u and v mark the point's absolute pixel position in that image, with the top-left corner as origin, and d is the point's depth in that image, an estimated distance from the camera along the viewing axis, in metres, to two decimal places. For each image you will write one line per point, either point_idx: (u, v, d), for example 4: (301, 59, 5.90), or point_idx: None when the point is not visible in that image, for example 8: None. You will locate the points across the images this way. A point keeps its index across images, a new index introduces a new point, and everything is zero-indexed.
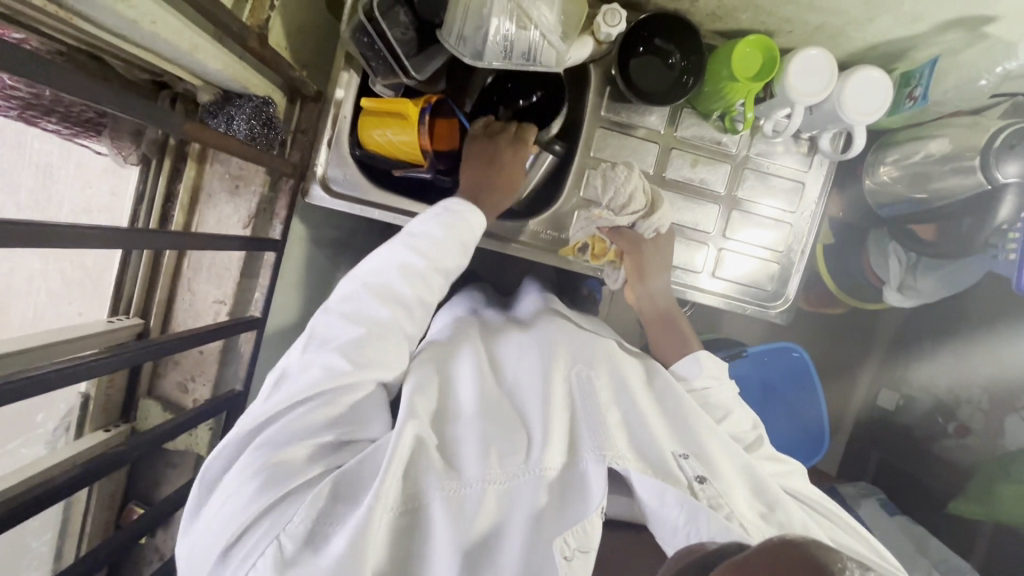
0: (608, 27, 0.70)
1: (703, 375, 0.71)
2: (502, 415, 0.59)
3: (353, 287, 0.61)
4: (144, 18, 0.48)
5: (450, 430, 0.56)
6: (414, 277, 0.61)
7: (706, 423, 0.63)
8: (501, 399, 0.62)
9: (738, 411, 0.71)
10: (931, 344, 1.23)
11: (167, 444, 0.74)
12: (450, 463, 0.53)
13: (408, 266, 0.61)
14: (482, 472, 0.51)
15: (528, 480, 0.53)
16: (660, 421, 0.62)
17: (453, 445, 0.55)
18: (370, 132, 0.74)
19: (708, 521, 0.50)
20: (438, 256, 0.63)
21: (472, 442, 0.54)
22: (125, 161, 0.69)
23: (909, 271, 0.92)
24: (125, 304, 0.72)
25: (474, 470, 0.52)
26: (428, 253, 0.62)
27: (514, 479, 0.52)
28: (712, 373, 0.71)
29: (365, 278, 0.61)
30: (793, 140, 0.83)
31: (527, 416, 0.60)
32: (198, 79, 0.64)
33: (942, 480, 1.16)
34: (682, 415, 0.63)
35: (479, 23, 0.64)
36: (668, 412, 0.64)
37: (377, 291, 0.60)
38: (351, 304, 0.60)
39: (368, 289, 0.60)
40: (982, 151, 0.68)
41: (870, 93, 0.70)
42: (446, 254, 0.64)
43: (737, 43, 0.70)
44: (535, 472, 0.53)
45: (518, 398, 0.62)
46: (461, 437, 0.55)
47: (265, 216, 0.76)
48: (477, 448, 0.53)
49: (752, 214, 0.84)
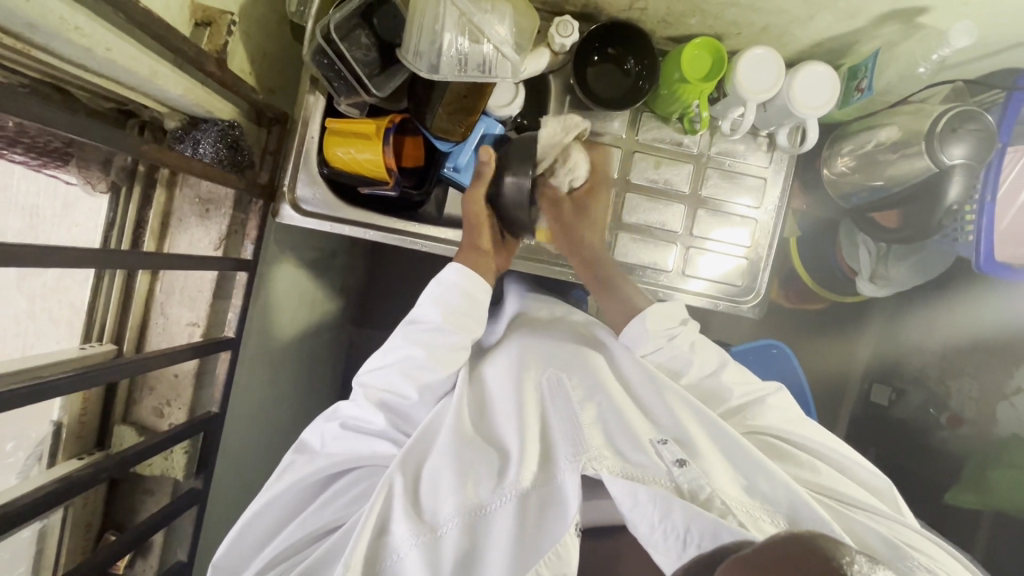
0: (560, 37, 0.73)
1: (654, 336, 0.69)
2: (480, 439, 0.63)
3: (384, 359, 0.68)
4: (97, 45, 0.50)
5: (428, 466, 0.61)
6: (440, 349, 0.66)
7: (686, 405, 0.65)
8: (482, 425, 0.66)
9: (700, 355, 0.72)
10: (919, 332, 1.21)
11: (143, 469, 0.74)
12: (428, 509, 0.57)
13: (430, 338, 0.66)
14: (456, 508, 0.56)
15: (503, 507, 0.56)
16: (638, 414, 0.64)
17: (434, 481, 0.59)
18: (334, 151, 0.76)
19: (682, 509, 0.52)
20: (455, 325, 0.66)
21: (447, 478, 0.58)
22: (94, 190, 0.69)
23: (880, 261, 0.95)
24: (97, 332, 0.72)
25: (449, 507, 0.57)
26: (447, 323, 0.66)
27: (489, 510, 0.56)
28: (661, 331, 0.70)
29: (395, 355, 0.67)
30: (753, 138, 0.85)
31: (503, 439, 0.63)
32: (163, 106, 0.66)
33: (938, 470, 1.16)
34: (660, 401, 0.66)
35: (434, 37, 0.66)
36: (644, 402, 0.66)
37: (409, 369, 0.65)
38: (385, 378, 0.67)
39: (397, 368, 0.66)
40: (927, 136, 0.70)
41: (816, 88, 0.72)
42: (463, 324, 0.67)
43: (685, 47, 0.73)
44: (509, 495, 0.57)
45: (495, 419, 0.66)
46: (438, 472, 0.60)
47: (236, 237, 0.76)
48: (454, 482, 0.58)
49: (721, 212, 0.86)
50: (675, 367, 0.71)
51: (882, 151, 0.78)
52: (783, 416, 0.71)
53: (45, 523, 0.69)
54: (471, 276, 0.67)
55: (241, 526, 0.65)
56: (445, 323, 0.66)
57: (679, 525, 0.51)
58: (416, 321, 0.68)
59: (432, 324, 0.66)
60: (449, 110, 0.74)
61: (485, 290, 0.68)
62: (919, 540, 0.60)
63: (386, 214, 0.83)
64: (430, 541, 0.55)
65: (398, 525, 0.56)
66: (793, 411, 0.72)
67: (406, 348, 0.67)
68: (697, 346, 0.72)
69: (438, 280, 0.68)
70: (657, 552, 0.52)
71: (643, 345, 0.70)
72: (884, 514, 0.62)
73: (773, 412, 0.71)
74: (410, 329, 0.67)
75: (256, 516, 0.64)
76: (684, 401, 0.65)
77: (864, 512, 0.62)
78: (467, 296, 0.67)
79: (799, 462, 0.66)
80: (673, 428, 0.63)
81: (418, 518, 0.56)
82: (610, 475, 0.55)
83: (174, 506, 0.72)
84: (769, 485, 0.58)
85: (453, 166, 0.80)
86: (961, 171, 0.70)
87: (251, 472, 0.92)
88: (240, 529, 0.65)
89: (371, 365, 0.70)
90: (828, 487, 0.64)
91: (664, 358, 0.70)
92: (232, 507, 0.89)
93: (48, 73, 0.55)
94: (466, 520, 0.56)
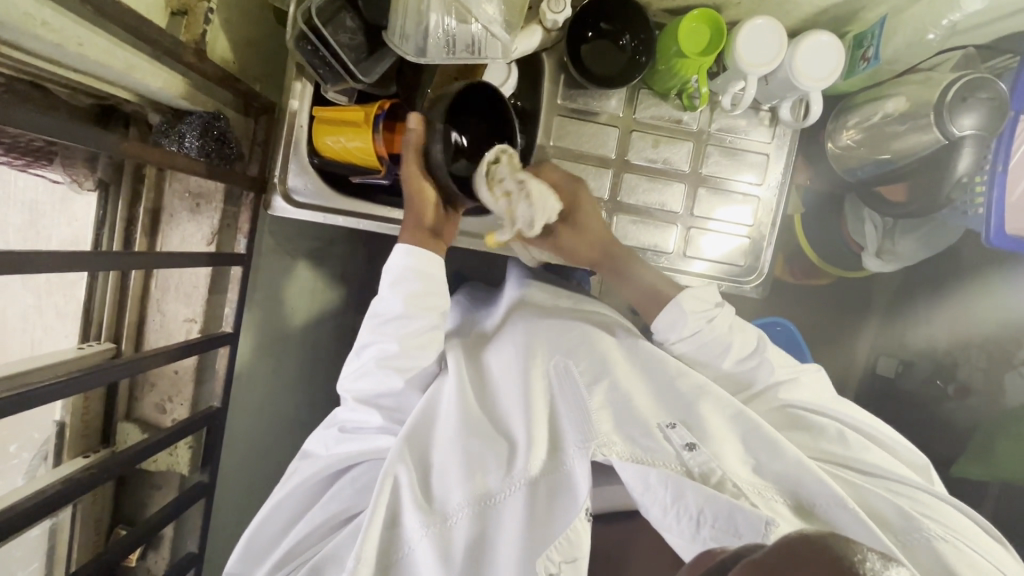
0: (552, 14, 0.71)
1: (692, 320, 0.70)
2: (486, 427, 0.62)
3: (362, 361, 0.68)
4: (69, 41, 0.48)
5: (435, 456, 0.61)
6: (408, 335, 0.66)
7: (695, 382, 0.65)
8: (488, 411, 0.66)
9: (738, 338, 0.72)
10: (926, 303, 1.20)
11: (149, 465, 0.75)
12: (435, 498, 0.57)
13: (396, 326, 0.66)
14: (464, 497, 0.56)
15: (513, 494, 0.56)
16: (646, 395, 0.64)
17: (442, 469, 0.59)
18: (323, 140, 0.74)
19: (694, 492, 0.52)
20: (419, 308, 0.65)
21: (455, 468, 0.58)
22: (81, 188, 0.68)
23: (886, 236, 0.94)
24: (95, 330, 0.72)
25: (458, 497, 0.57)
26: (409, 308, 0.65)
27: (499, 498, 0.57)
28: (699, 314, 0.70)
29: (369, 350, 0.67)
30: (754, 112, 0.82)
31: (509, 425, 0.63)
32: (145, 99, 0.64)
33: (943, 442, 1.16)
34: (668, 382, 0.66)
35: (419, 19, 0.63)
36: (654, 384, 0.66)
37: (383, 359, 0.65)
38: (365, 377, 0.67)
39: (373, 361, 0.66)
40: (936, 106, 0.68)
41: (821, 57, 0.69)
42: (425, 305, 0.66)
43: (682, 20, 0.70)
44: (518, 483, 0.57)
45: (502, 404, 0.66)
46: (446, 461, 0.59)
47: (229, 231, 0.76)
48: (462, 472, 0.58)
49: (724, 190, 0.84)
50: (710, 354, 0.71)
51: (889, 123, 0.76)
52: (815, 397, 0.71)
53: (55, 521, 0.70)
54: (421, 255, 0.65)
55: (260, 523, 0.66)
56: (407, 309, 0.65)
57: (692, 508, 0.52)
58: (378, 313, 0.67)
59: (394, 312, 0.65)
60: (441, 94, 0.74)
61: (437, 267, 0.67)
62: (937, 505, 0.59)
63: (381, 202, 0.81)
64: (441, 530, 0.55)
65: (409, 515, 0.56)
66: (825, 393, 0.73)
67: (377, 345, 0.66)
68: (734, 329, 0.72)
69: (389, 269, 0.67)
70: (670, 533, 0.53)
71: (679, 331, 0.70)
72: (908, 483, 0.62)
73: (807, 390, 0.71)
74: (374, 323, 0.67)
75: (272, 513, 0.66)
76: (698, 386, 0.64)
77: (891, 485, 0.62)
78: (423, 274, 0.66)
79: (825, 434, 0.66)
80: (683, 410, 0.63)
81: (428, 509, 0.56)
82: (621, 460, 0.55)
83: (182, 499, 0.73)
84: (777, 462, 0.58)
85: None
86: (972, 142, 0.69)
87: (259, 463, 0.93)
88: (260, 525, 0.66)
89: (350, 368, 0.69)
90: (846, 458, 0.64)
91: (695, 346, 0.71)
92: (242, 496, 0.91)
93: (23, 70, 0.53)
94: (477, 510, 0.56)
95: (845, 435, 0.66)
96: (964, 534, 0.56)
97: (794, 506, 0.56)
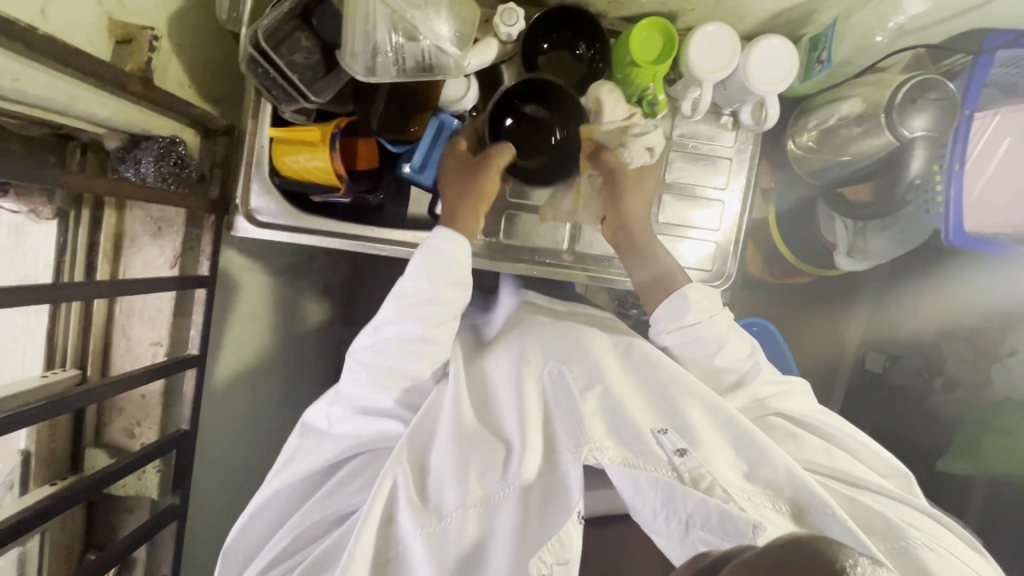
0: (506, 27, 0.71)
1: (694, 311, 0.71)
2: (482, 433, 0.62)
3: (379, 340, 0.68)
4: (6, 76, 0.49)
5: (433, 458, 0.61)
6: (433, 321, 0.67)
7: (687, 385, 0.65)
8: (484, 416, 0.66)
9: (733, 339, 0.73)
10: (907, 299, 1.20)
11: (117, 489, 0.75)
12: (430, 498, 0.57)
13: (423, 312, 0.67)
14: (460, 499, 0.56)
15: (507, 497, 0.56)
16: (639, 399, 0.64)
17: (437, 472, 0.59)
18: (284, 160, 0.74)
19: (684, 496, 0.51)
20: (449, 297, 0.68)
21: (449, 471, 0.58)
22: (39, 216, 0.69)
23: (857, 234, 0.93)
24: (59, 357, 0.72)
25: (452, 498, 0.57)
26: (440, 293, 0.67)
27: (494, 500, 0.56)
28: (704, 306, 0.72)
29: (388, 331, 0.68)
30: (716, 117, 0.82)
31: (504, 430, 0.63)
32: (99, 126, 0.64)
33: (929, 438, 1.16)
34: (662, 386, 0.65)
35: (367, 38, 0.64)
36: (646, 388, 0.66)
37: (403, 340, 0.66)
38: (381, 354, 0.67)
39: (394, 342, 0.67)
40: (886, 109, 0.69)
41: (775, 63, 0.69)
42: (456, 293, 0.68)
43: (634, 29, 0.71)
44: (513, 484, 0.57)
45: (496, 410, 0.66)
46: (442, 464, 0.60)
47: (191, 254, 0.76)
48: (456, 474, 0.58)
49: (690, 195, 0.84)
50: (703, 352, 0.72)
51: (845, 125, 0.76)
52: (805, 406, 0.71)
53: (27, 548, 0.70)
54: (457, 241, 0.68)
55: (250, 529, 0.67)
56: (438, 294, 0.67)
57: (682, 511, 0.51)
58: (406, 294, 0.68)
59: (424, 295, 0.67)
60: (400, 109, 0.73)
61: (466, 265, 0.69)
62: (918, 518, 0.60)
63: (346, 219, 0.82)
64: (435, 530, 0.55)
65: (404, 516, 0.56)
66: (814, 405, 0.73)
67: (399, 327, 0.67)
68: (731, 331, 0.73)
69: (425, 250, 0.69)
70: (660, 535, 0.52)
71: (680, 321, 0.72)
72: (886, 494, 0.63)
73: (799, 400, 0.72)
74: (401, 301, 0.68)
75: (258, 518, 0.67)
76: (689, 389, 0.64)
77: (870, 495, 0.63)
78: (456, 260, 0.68)
79: (811, 446, 0.66)
80: (674, 414, 0.63)
81: (423, 509, 0.56)
82: (612, 464, 0.55)
83: (154, 522, 0.73)
84: (767, 466, 0.58)
85: (411, 165, 0.76)
86: (924, 143, 0.69)
87: (238, 481, 0.93)
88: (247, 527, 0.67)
89: (365, 344, 0.69)
90: (826, 467, 0.65)
91: (689, 338, 0.72)
92: (223, 515, 0.91)
93: None
94: (471, 512, 0.56)
95: (829, 450, 0.66)
96: (944, 544, 0.57)
97: (787, 513, 0.55)
